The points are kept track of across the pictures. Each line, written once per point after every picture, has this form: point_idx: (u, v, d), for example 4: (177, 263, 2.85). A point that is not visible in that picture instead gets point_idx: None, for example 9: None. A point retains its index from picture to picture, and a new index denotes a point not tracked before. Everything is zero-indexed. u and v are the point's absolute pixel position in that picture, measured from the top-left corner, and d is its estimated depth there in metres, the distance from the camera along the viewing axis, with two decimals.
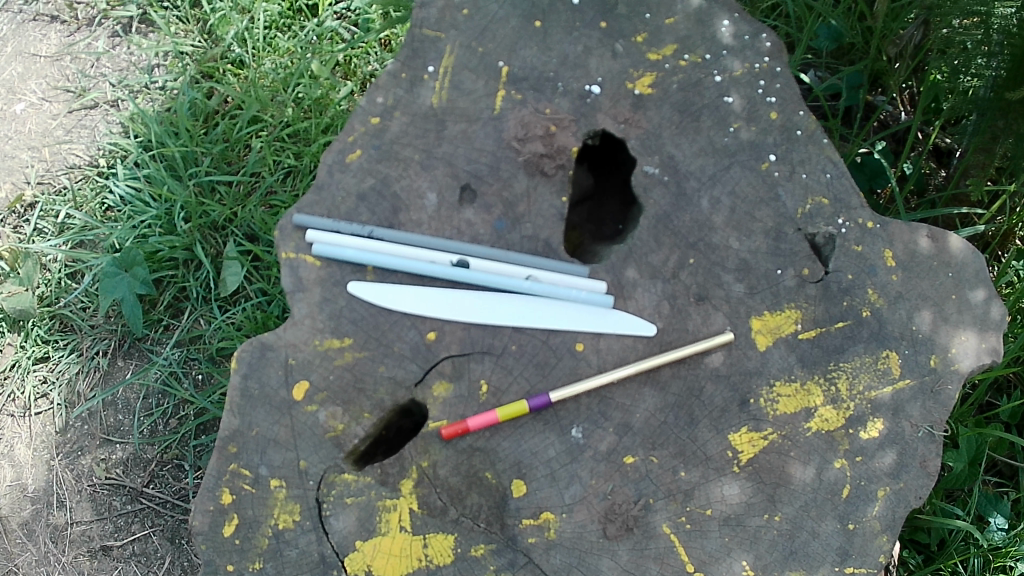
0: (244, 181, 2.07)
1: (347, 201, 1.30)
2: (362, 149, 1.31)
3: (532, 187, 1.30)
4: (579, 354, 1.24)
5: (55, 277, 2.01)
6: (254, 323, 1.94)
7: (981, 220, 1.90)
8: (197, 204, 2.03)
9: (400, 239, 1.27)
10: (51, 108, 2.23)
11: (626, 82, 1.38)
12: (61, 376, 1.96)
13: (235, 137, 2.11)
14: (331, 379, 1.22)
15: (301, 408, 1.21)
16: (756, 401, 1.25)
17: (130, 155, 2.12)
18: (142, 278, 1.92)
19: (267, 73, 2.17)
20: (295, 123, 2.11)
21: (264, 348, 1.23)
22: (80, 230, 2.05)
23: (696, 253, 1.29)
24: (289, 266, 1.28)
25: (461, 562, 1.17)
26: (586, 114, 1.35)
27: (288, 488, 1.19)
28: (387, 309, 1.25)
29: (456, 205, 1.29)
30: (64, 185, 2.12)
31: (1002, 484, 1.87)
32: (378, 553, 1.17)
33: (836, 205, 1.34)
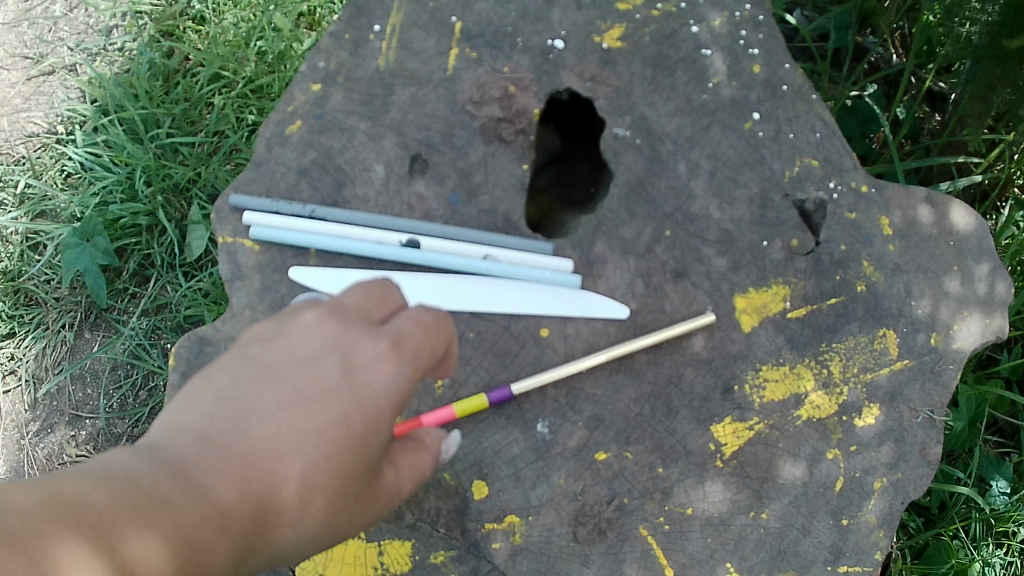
0: (208, 141, 1.91)
1: (287, 176, 1.16)
2: (302, 119, 1.18)
3: (489, 155, 1.15)
4: (544, 341, 1.11)
5: (16, 250, 1.84)
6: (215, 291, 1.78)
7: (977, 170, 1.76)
8: (158, 165, 1.86)
9: (344, 218, 1.13)
10: (8, 76, 2.07)
11: (592, 35, 1.24)
12: (26, 352, 1.80)
13: (197, 97, 1.95)
14: None
15: None
16: (740, 389, 1.14)
17: (88, 121, 1.97)
18: (105, 248, 1.77)
19: (228, 29, 2.00)
20: (258, 78, 1.95)
21: (202, 342, 1.12)
22: (40, 201, 1.88)
23: (675, 224, 1.15)
24: (227, 252, 1.16)
25: (420, 571, 1.08)
26: (549, 72, 1.21)
27: None
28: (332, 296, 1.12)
29: (406, 177, 1.15)
30: (22, 155, 1.98)
31: (1003, 445, 1.75)
32: (330, 561, 1.08)
33: (827, 166, 1.21)
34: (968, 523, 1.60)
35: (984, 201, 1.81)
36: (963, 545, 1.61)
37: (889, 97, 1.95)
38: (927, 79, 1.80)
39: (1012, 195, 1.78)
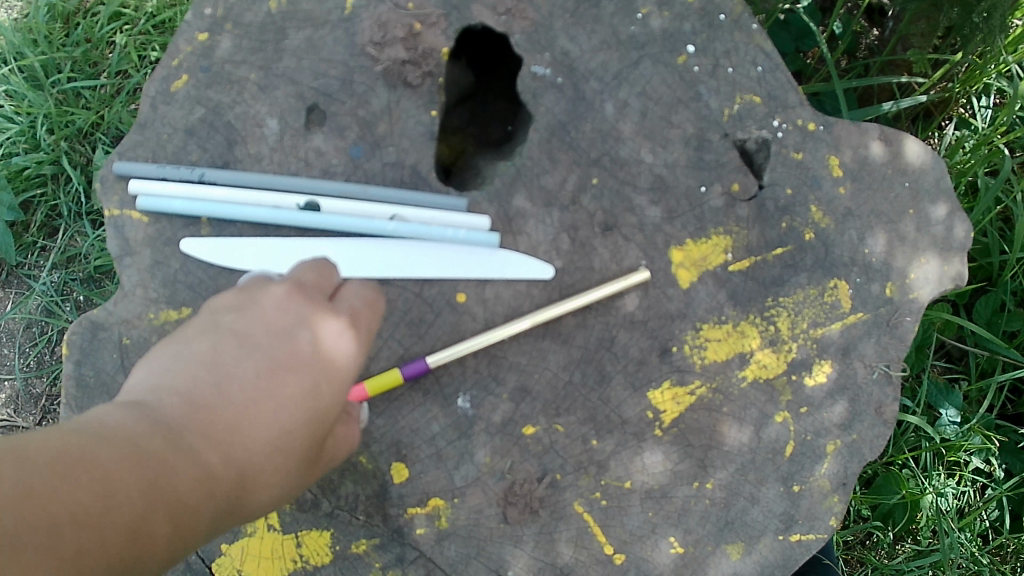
0: (111, 84, 1.66)
1: (174, 138, 1.06)
2: (189, 73, 1.07)
3: (393, 101, 1.04)
4: (461, 307, 1.01)
5: None
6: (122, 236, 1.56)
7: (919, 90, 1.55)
8: (63, 110, 1.63)
9: (238, 181, 1.03)
10: None
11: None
12: None
13: (97, 36, 1.68)
14: None
15: None
16: (679, 350, 1.04)
17: None
18: (9, 203, 1.56)
19: None
20: (161, 13, 1.68)
21: (95, 327, 1.03)
22: None
23: (601, 170, 1.05)
24: (113, 226, 1.06)
25: (341, 562, 1.00)
26: (459, 6, 1.07)
27: None
28: (230, 268, 1.03)
29: (303, 130, 1.04)
30: None
31: (950, 369, 1.59)
32: (247, 556, 1.00)
33: (771, 103, 1.11)
34: (918, 453, 1.48)
35: (926, 121, 1.61)
36: (914, 474, 1.50)
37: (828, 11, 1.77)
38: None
39: (954, 113, 1.59)
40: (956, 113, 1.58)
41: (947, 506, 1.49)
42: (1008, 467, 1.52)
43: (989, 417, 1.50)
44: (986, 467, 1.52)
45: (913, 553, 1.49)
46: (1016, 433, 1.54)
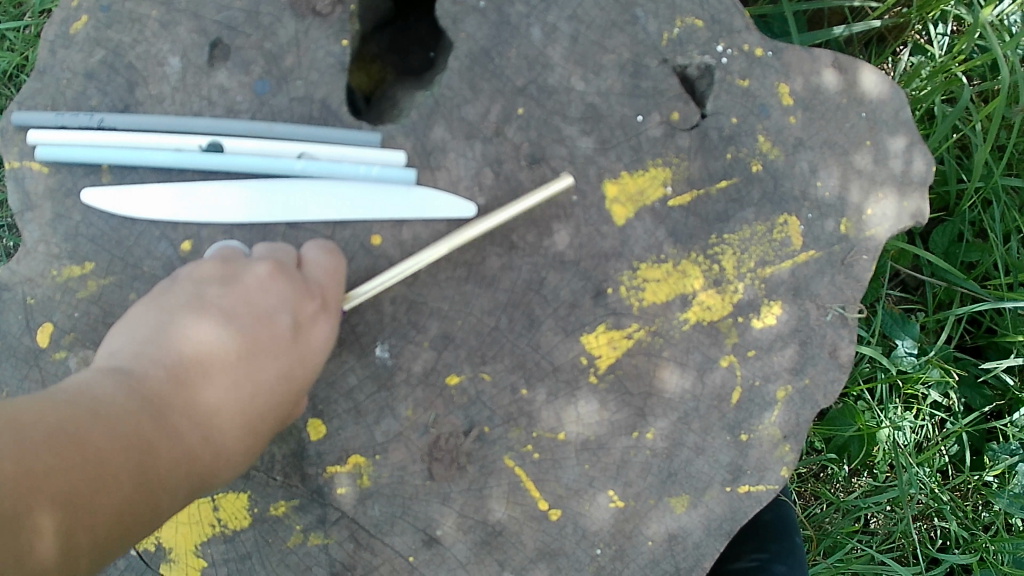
0: (37, 24, 1.45)
1: (74, 83, 0.98)
2: (90, 13, 0.99)
3: (301, 32, 0.97)
4: (376, 250, 0.95)
5: None
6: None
7: (874, 15, 1.45)
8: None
9: (138, 125, 0.97)
10: None
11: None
12: None
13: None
14: (78, 317, 0.95)
15: (49, 356, 0.95)
16: (614, 291, 0.97)
17: None
18: None
19: None
20: None
21: None
22: None
23: (527, 99, 0.98)
24: (13, 179, 0.98)
25: (261, 525, 0.94)
26: None
27: None
28: (132, 218, 0.96)
29: (206, 68, 0.97)
30: None
31: (907, 301, 1.52)
32: (164, 522, 0.93)
33: (714, 27, 1.02)
34: (871, 386, 1.41)
35: (880, 47, 1.51)
36: (868, 407, 1.43)
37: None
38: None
39: (909, 39, 1.49)
40: (912, 39, 1.49)
41: (905, 440, 1.43)
42: (969, 401, 1.44)
43: (948, 350, 1.44)
44: (944, 401, 1.44)
45: (869, 488, 1.43)
46: (976, 367, 1.46)
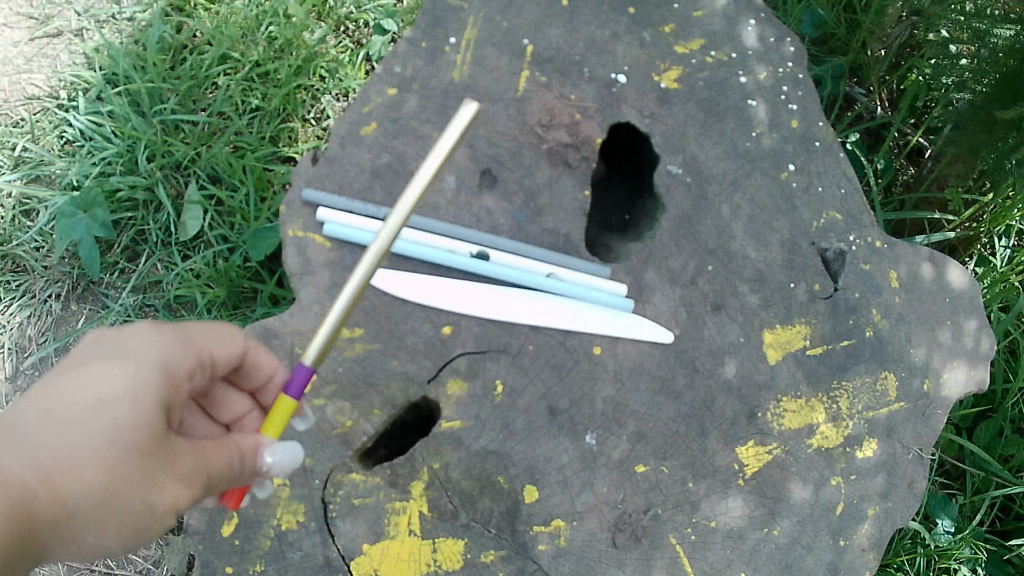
0: (210, 122, 1.64)
1: (360, 177, 1.18)
2: (378, 121, 1.20)
3: (555, 177, 1.21)
4: (596, 357, 1.19)
5: (6, 214, 1.60)
6: (210, 273, 1.55)
7: (950, 227, 1.79)
8: (165, 139, 1.62)
9: (418, 225, 1.18)
10: (8, 36, 1.74)
11: (652, 73, 1.27)
12: (10, 320, 1.58)
13: (201, 74, 1.67)
14: (340, 372, 1.16)
15: (309, 402, 1.14)
16: (763, 415, 1.23)
17: (92, 88, 1.67)
18: (104, 221, 1.55)
19: (240, 8, 1.72)
20: (266, 63, 1.68)
21: (268, 333, 1.13)
22: (35, 164, 1.63)
23: (716, 259, 1.25)
24: (297, 246, 1.18)
25: (470, 570, 1.10)
26: (612, 105, 1.25)
27: (292, 487, 1.12)
28: (403, 296, 1.18)
29: (476, 191, 1.20)
30: (18, 117, 1.67)
31: (947, 487, 1.74)
32: (386, 558, 1.10)
33: (849, 221, 1.31)
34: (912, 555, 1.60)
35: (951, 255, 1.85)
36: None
37: (871, 149, 1.95)
38: (914, 139, 1.84)
39: (975, 252, 1.83)
40: (976, 250, 1.83)
41: None
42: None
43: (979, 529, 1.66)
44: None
45: None
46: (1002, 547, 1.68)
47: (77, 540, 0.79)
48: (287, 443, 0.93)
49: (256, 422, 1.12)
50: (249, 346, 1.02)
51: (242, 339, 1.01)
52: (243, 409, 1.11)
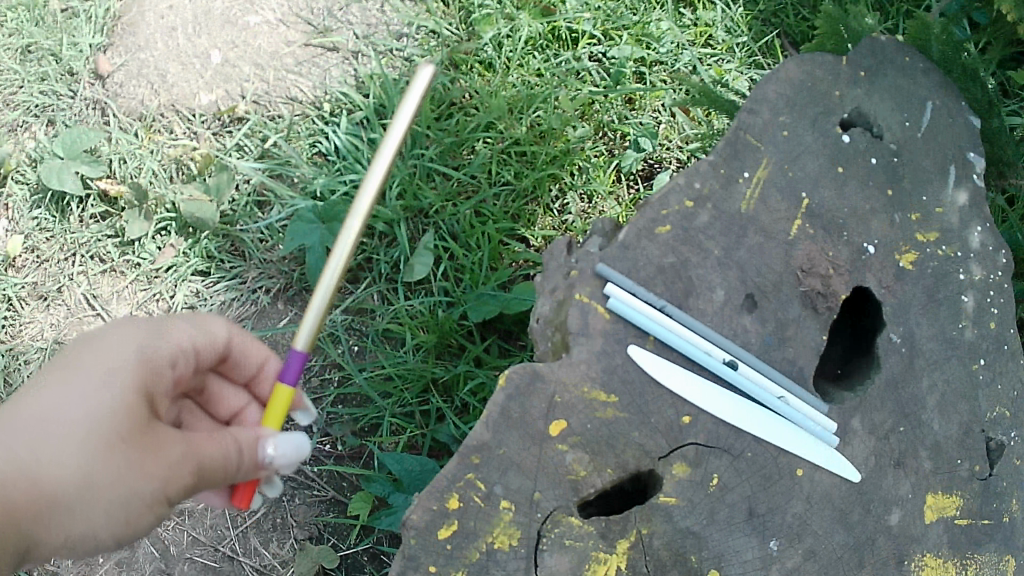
0: (463, 182, 1.76)
1: (647, 268, 1.40)
2: (671, 225, 1.43)
3: (802, 317, 1.42)
4: (798, 478, 1.35)
5: (243, 199, 1.80)
6: (422, 320, 1.69)
7: None
8: (416, 182, 1.74)
9: (687, 323, 1.38)
10: (287, 34, 1.92)
11: (895, 251, 1.49)
12: (215, 296, 1.76)
13: (464, 134, 1.80)
14: (587, 428, 1.31)
15: (552, 443, 1.30)
16: (910, 564, 1.36)
17: (360, 112, 1.83)
18: (337, 236, 1.70)
19: (512, 85, 1.82)
20: (526, 144, 1.78)
21: (535, 375, 1.32)
22: (281, 163, 1.80)
23: (908, 423, 1.41)
24: (580, 308, 1.38)
25: None
26: (859, 270, 1.46)
27: (514, 513, 1.27)
28: (659, 377, 1.35)
29: (739, 309, 1.41)
30: (281, 114, 1.85)
31: None
32: None
33: (1014, 418, 1.47)
34: None
35: None
36: None
37: None
38: None
39: None
40: None
41: None
42: None
43: None
44: None
45: None
46: None
47: (73, 522, 1.14)
48: (291, 434, 1.25)
49: (252, 414, 1.57)
50: (233, 340, 1.48)
51: (225, 334, 1.44)
52: (240, 404, 1.57)
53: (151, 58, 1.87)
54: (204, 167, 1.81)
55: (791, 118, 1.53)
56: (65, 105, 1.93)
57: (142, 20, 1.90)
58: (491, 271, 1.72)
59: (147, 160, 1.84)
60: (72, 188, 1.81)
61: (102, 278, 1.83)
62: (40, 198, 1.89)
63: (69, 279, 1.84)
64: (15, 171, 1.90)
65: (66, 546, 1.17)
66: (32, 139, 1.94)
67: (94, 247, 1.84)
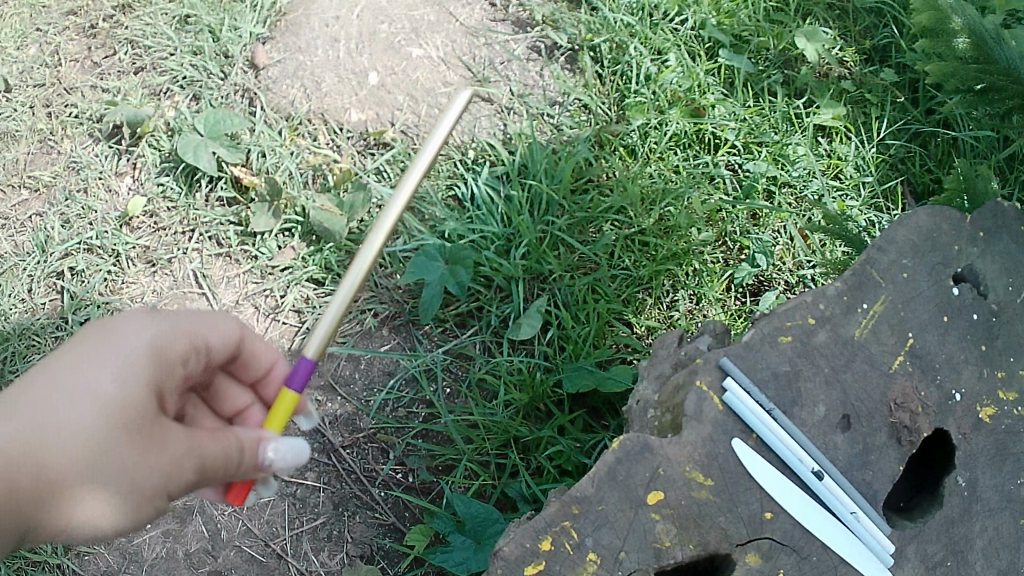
0: (586, 258, 1.84)
1: (765, 373, 1.41)
2: (794, 337, 1.45)
3: (886, 445, 1.38)
4: None
5: (373, 221, 1.83)
6: (520, 378, 1.77)
7: None
8: (543, 249, 1.81)
9: (790, 431, 1.37)
10: (446, 72, 1.98)
11: (975, 402, 1.45)
12: (324, 306, 1.81)
13: (595, 212, 1.85)
14: (683, 503, 1.28)
15: (648, 511, 1.27)
16: None
17: (502, 168, 1.88)
18: (459, 280, 1.78)
19: (651, 177, 1.89)
20: (651, 236, 1.84)
21: (647, 447, 1.31)
22: (418, 196, 1.84)
23: (953, 556, 1.35)
24: (697, 394, 1.38)
25: None
26: (942, 413, 1.43)
27: (599, 567, 1.23)
28: (753, 473, 1.32)
29: (833, 426, 1.39)
30: (426, 149, 1.91)
31: None
32: None
33: None
34: None
35: None
36: None
37: None
38: None
39: None
40: None
41: None
42: None
43: None
44: None
45: None
46: None
47: (69, 511, 1.01)
48: (291, 439, 1.15)
49: (257, 415, 1.42)
50: (246, 338, 1.31)
51: (239, 330, 1.27)
52: (246, 403, 1.41)
53: (309, 64, 1.97)
54: (339, 183, 1.86)
55: (912, 263, 1.54)
56: (214, 85, 1.98)
57: (306, 25, 2.01)
58: (594, 348, 1.79)
59: (285, 159, 1.90)
60: (205, 166, 1.86)
61: (215, 260, 1.89)
62: (171, 166, 1.96)
63: (182, 252, 1.91)
64: (152, 134, 1.98)
65: (64, 534, 1.03)
66: (171, 109, 2.01)
67: (214, 229, 1.91)
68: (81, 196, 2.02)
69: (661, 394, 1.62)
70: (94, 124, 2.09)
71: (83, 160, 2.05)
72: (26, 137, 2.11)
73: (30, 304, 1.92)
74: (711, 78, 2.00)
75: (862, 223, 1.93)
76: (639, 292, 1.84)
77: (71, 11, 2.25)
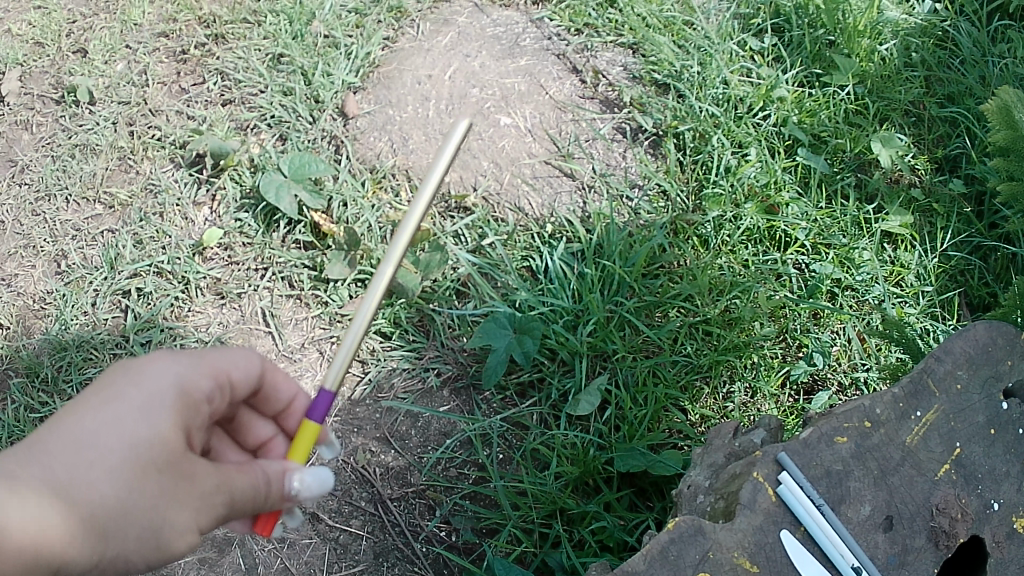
0: (649, 341, 1.89)
1: (815, 471, 1.39)
2: (849, 439, 1.42)
3: (925, 548, 1.35)
4: None
5: (446, 283, 1.98)
6: (573, 452, 1.78)
7: None
8: (609, 327, 1.88)
9: (836, 527, 1.35)
10: (532, 144, 2.17)
11: (1012, 512, 1.39)
12: (387, 360, 1.93)
13: (664, 297, 1.93)
14: None
15: None
16: None
17: (576, 245, 2.01)
18: (527, 349, 1.84)
19: (720, 269, 1.97)
20: (713, 324, 1.90)
21: (699, 529, 1.32)
22: (491, 266, 1.99)
23: None
24: (752, 485, 1.38)
25: None
26: (980, 520, 1.38)
27: None
28: (793, 564, 1.32)
29: (875, 526, 1.36)
30: (507, 219, 2.06)
31: None
32: None
33: None
34: None
35: None
36: None
37: None
38: None
39: None
40: None
41: None
42: None
43: None
44: None
45: None
46: None
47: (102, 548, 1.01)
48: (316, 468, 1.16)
49: (279, 447, 1.40)
50: (266, 371, 1.30)
51: (260, 365, 1.26)
52: (268, 434, 1.40)
53: (397, 118, 2.16)
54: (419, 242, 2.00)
55: (966, 374, 1.49)
56: (302, 128, 2.15)
57: (398, 82, 2.22)
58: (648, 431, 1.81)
59: (367, 211, 2.02)
60: (287, 207, 1.97)
61: (286, 301, 1.96)
62: (254, 205, 2.05)
63: (253, 288, 1.97)
64: (236, 170, 2.08)
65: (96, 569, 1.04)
66: (258, 145, 2.15)
67: (288, 271, 1.98)
68: (156, 219, 2.06)
69: (712, 479, 1.54)
70: (177, 150, 2.14)
71: (162, 184, 2.09)
72: (106, 151, 2.15)
73: (92, 318, 1.94)
74: (788, 176, 2.11)
75: (918, 329, 1.94)
76: (698, 378, 1.87)
77: (164, 34, 2.33)
